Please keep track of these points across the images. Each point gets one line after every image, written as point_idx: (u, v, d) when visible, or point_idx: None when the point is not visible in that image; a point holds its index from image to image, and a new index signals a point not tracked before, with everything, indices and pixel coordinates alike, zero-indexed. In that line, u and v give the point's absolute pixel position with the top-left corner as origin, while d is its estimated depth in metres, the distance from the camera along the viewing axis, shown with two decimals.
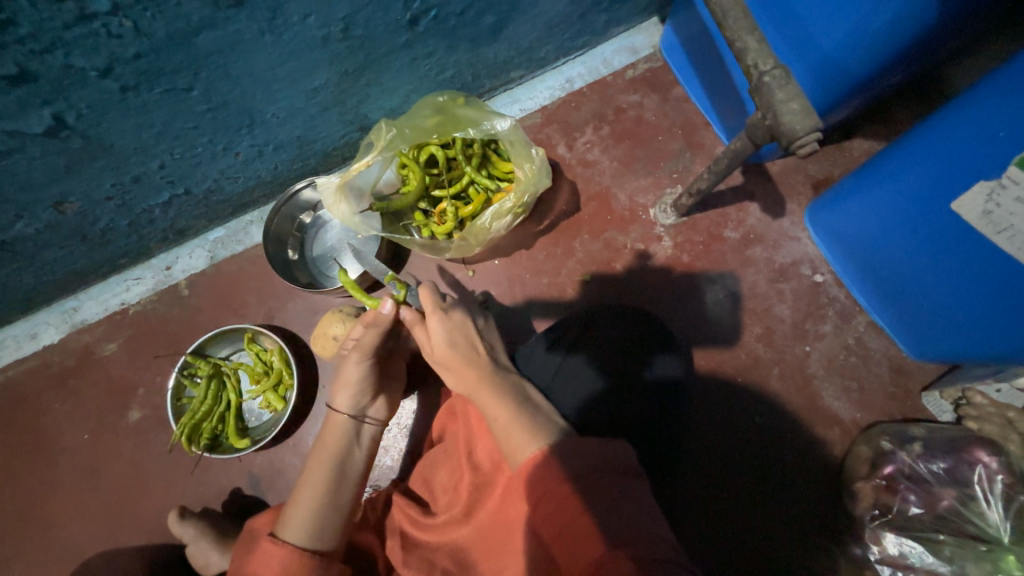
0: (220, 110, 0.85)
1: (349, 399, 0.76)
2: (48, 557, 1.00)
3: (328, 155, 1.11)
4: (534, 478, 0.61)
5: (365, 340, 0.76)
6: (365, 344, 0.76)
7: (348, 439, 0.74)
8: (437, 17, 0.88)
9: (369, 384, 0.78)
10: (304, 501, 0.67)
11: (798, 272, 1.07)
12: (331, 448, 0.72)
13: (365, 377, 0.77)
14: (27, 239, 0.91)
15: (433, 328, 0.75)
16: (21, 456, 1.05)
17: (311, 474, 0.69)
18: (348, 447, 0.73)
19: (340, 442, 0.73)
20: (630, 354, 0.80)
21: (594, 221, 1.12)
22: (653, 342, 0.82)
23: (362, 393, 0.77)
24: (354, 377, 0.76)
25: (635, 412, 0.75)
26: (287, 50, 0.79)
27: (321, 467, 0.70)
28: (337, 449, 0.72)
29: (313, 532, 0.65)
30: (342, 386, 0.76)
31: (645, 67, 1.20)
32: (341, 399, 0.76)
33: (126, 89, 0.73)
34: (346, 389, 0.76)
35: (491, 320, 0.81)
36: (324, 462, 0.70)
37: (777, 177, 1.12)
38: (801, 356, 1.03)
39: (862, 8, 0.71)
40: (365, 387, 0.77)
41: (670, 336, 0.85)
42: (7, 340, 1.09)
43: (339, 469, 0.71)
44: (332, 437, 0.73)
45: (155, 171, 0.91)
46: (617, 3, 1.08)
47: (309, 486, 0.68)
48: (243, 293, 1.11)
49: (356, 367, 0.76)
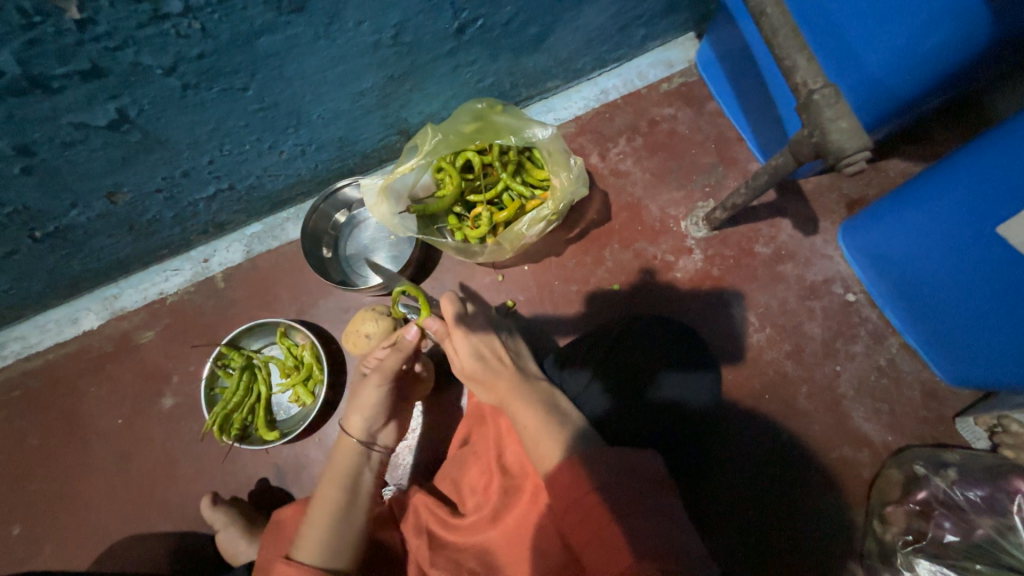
0: (270, 110, 0.87)
1: (362, 421, 0.76)
2: (79, 537, 1.03)
3: (367, 157, 1.14)
4: (561, 481, 0.61)
5: (388, 363, 0.77)
6: (388, 367, 0.76)
7: (359, 457, 0.75)
8: (483, 26, 0.91)
9: (383, 406, 0.78)
10: (318, 520, 0.68)
11: (830, 289, 1.06)
12: (342, 468, 0.73)
13: (381, 401, 0.78)
14: (78, 227, 0.95)
15: (455, 340, 0.76)
16: (57, 437, 1.08)
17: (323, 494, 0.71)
18: (361, 462, 0.74)
19: (350, 460, 0.74)
20: (663, 365, 0.81)
21: (624, 231, 1.13)
22: (685, 355, 0.83)
23: (374, 416, 0.78)
24: (372, 401, 0.77)
25: (665, 421, 0.76)
26: (339, 55, 0.82)
27: (333, 487, 0.71)
28: (347, 470, 0.73)
29: (325, 552, 0.65)
30: (352, 408, 0.78)
31: (680, 81, 1.21)
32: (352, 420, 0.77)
33: (187, 87, 0.76)
34: (362, 410, 0.77)
35: (523, 346, 0.84)
36: (335, 481, 0.72)
37: (811, 195, 1.11)
38: (831, 375, 1.02)
39: (910, 29, 0.71)
40: (380, 411, 0.78)
41: (701, 351, 0.85)
42: (49, 323, 1.13)
43: (350, 489, 0.72)
44: (342, 460, 0.74)
45: (204, 166, 0.94)
46: (657, 17, 1.10)
47: (322, 507, 0.69)
48: (276, 287, 1.14)
49: (374, 392, 0.77)
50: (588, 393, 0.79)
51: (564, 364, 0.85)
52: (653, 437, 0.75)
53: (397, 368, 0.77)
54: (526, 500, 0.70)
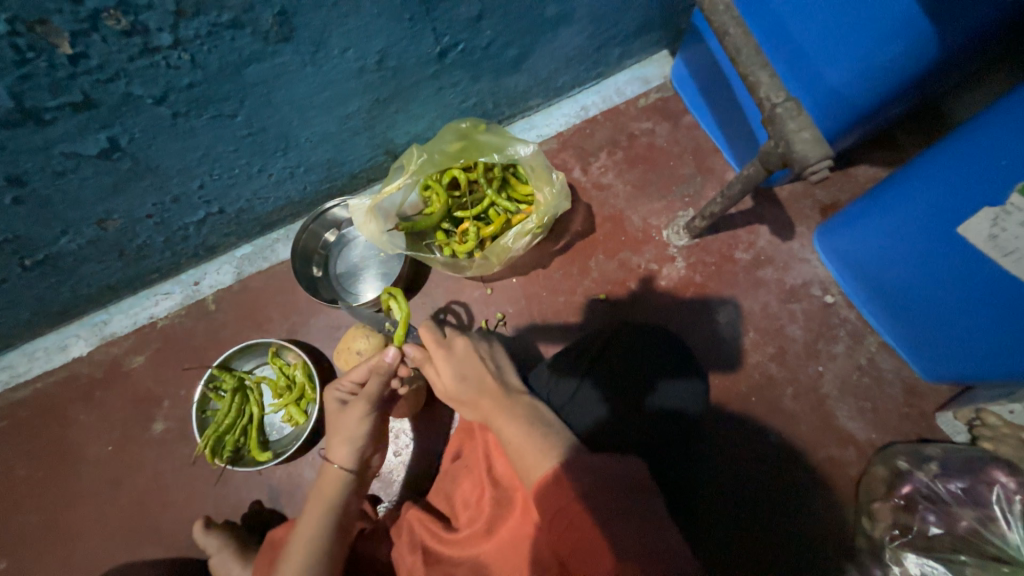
0: (259, 135, 0.90)
1: (350, 452, 0.75)
2: (67, 569, 1.00)
3: (356, 177, 1.15)
4: (547, 492, 0.63)
5: (371, 388, 0.77)
6: (365, 395, 0.76)
7: (343, 491, 0.74)
8: (464, 50, 0.95)
9: (368, 436, 0.76)
10: (291, 560, 0.68)
11: (809, 292, 1.09)
12: (325, 498, 0.73)
13: (368, 431, 0.76)
14: (68, 254, 0.95)
15: (438, 362, 0.78)
16: (43, 467, 1.06)
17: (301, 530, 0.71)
18: (344, 495, 0.74)
19: (331, 491, 0.73)
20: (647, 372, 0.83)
21: (609, 242, 1.15)
22: (668, 364, 0.85)
23: (364, 445, 0.76)
24: (359, 432, 0.75)
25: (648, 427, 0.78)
26: (325, 80, 0.85)
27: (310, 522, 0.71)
28: (333, 499, 0.73)
29: None
30: (335, 439, 0.75)
31: (657, 97, 1.26)
32: (335, 450, 0.75)
33: (177, 115, 0.79)
34: (347, 442, 0.75)
35: (502, 349, 0.83)
36: (316, 515, 0.72)
37: (786, 202, 1.15)
38: (814, 375, 1.04)
39: (864, 45, 0.76)
40: (367, 440, 0.76)
41: (682, 360, 0.86)
42: (38, 352, 1.12)
43: (335, 521, 0.72)
44: (329, 487, 0.73)
45: (194, 191, 0.96)
46: (631, 37, 1.15)
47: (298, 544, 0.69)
48: (267, 308, 1.15)
49: (363, 421, 0.75)
50: (575, 404, 0.80)
51: (553, 375, 0.86)
52: (636, 443, 0.77)
53: (380, 393, 0.77)
54: (519, 514, 0.70)
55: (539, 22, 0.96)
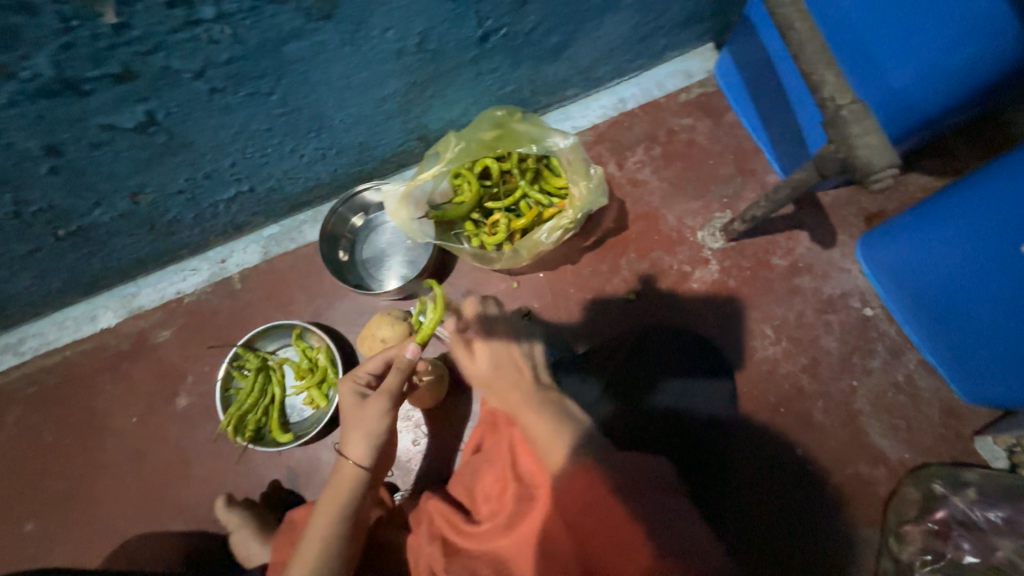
0: (293, 114, 0.88)
1: (368, 450, 0.70)
2: (90, 535, 1.02)
3: (386, 162, 1.13)
4: (574, 490, 0.62)
5: (388, 384, 0.72)
6: (383, 391, 0.71)
7: (357, 487, 0.70)
8: (507, 35, 0.91)
9: (388, 434, 0.72)
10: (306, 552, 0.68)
11: (847, 303, 1.06)
12: (338, 493, 0.70)
13: (387, 429, 0.72)
14: (100, 226, 0.95)
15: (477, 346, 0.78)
16: (71, 433, 1.07)
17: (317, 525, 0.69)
18: (357, 493, 0.70)
19: (346, 487, 0.70)
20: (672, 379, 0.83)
21: (641, 241, 1.12)
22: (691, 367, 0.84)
23: (382, 443, 0.72)
24: (379, 430, 0.71)
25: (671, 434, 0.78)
26: (364, 60, 0.83)
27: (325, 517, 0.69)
28: (347, 496, 0.70)
29: None
30: (349, 433, 0.71)
31: (699, 92, 1.21)
32: (350, 445, 0.71)
33: (214, 91, 0.77)
34: (365, 439, 0.70)
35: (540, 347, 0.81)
36: (328, 511, 0.69)
37: (829, 208, 1.11)
38: (848, 390, 1.01)
39: (935, 47, 0.71)
40: (386, 438, 0.72)
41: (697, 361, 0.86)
42: (68, 321, 1.13)
43: (347, 519, 0.69)
44: (343, 484, 0.70)
45: (226, 168, 0.94)
46: (678, 27, 1.11)
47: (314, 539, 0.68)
48: (293, 289, 1.14)
49: (383, 418, 0.71)
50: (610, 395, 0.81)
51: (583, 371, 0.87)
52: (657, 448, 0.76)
53: (400, 390, 0.73)
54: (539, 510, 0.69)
55: (586, 8, 0.92)
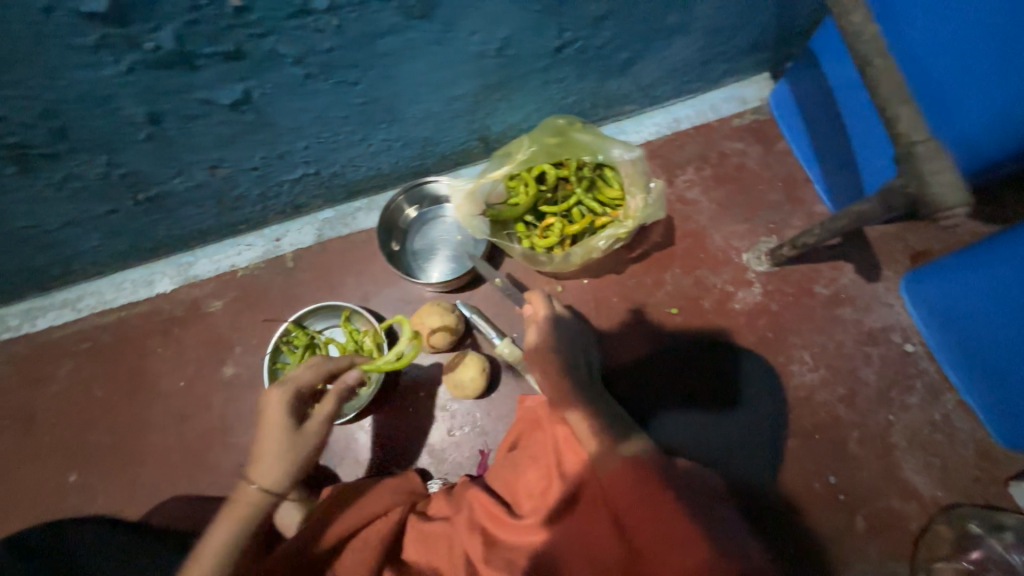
0: (370, 105, 0.91)
1: (279, 475, 0.71)
2: (126, 492, 1.05)
3: (445, 158, 1.17)
4: (630, 484, 0.69)
5: (323, 411, 0.76)
6: (314, 419, 0.75)
7: (253, 519, 0.70)
8: (581, 47, 0.95)
9: (302, 461, 0.73)
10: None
11: (887, 337, 1.07)
12: (231, 522, 0.69)
13: (301, 455, 0.73)
14: (175, 195, 0.99)
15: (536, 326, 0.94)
16: (119, 391, 1.11)
17: (202, 557, 0.66)
18: (256, 523, 0.70)
19: (238, 517, 0.69)
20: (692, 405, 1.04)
21: (687, 257, 1.14)
22: (723, 388, 1.05)
23: (292, 471, 0.72)
24: (296, 454, 0.72)
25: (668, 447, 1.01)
26: (447, 60, 0.87)
27: (211, 549, 0.67)
28: (242, 520, 0.69)
29: None
30: (264, 459, 0.71)
31: (752, 118, 1.25)
32: (262, 472, 0.71)
33: (307, 76, 0.81)
34: (277, 461, 0.71)
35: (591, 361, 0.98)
36: (221, 533, 0.68)
37: (875, 242, 1.12)
38: (884, 424, 1.01)
39: (1012, 94, 0.73)
40: (299, 465, 0.73)
41: (739, 391, 1.05)
42: (126, 283, 1.17)
43: (235, 543, 0.68)
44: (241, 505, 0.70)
45: (299, 151, 0.98)
46: (739, 54, 1.14)
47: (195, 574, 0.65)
48: (343, 273, 1.18)
49: (301, 441, 0.73)
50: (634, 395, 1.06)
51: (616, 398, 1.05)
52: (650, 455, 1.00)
53: (330, 416, 0.76)
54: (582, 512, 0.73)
55: (659, 28, 0.96)
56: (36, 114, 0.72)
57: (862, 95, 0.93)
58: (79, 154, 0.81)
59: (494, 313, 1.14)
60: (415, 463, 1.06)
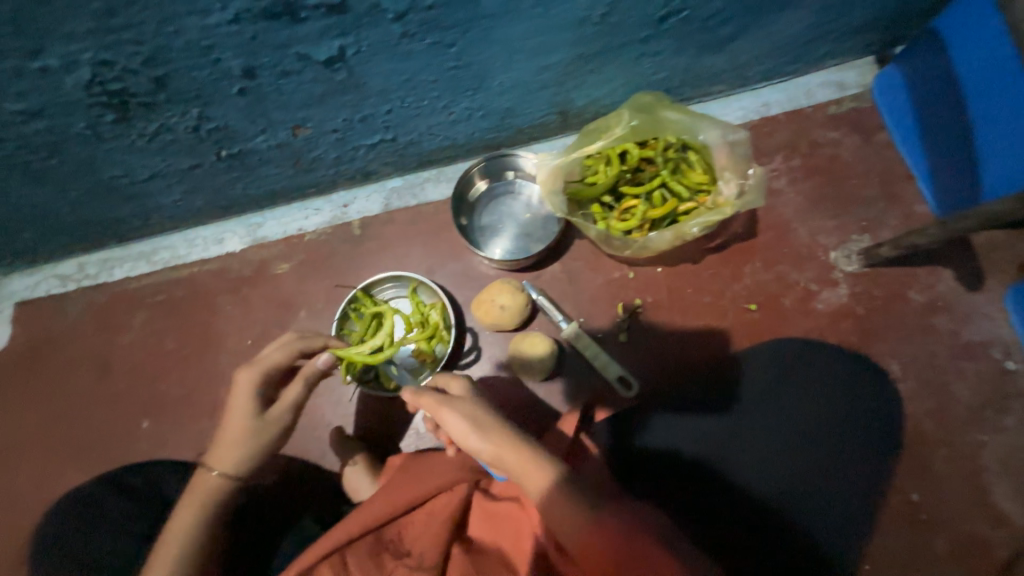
0: (462, 69, 0.88)
1: (227, 457, 0.75)
2: (196, 442, 1.08)
3: (520, 132, 1.13)
4: (599, 555, 0.59)
5: (285, 398, 0.78)
6: (281, 404, 0.78)
7: (215, 499, 0.75)
8: (686, 18, 0.88)
9: (260, 446, 0.77)
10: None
11: (986, 352, 0.99)
12: (194, 505, 0.74)
13: (248, 438, 0.76)
14: (256, 153, 0.99)
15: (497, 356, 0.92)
16: (190, 345, 1.14)
17: (166, 542, 0.72)
18: (218, 501, 0.75)
19: (203, 498, 0.75)
20: (776, 436, 0.82)
21: (768, 252, 1.08)
22: (825, 405, 0.84)
23: (241, 455, 0.76)
24: (231, 435, 0.76)
25: (711, 482, 0.80)
26: (548, 25, 0.82)
27: (176, 534, 0.72)
28: (203, 499, 0.74)
29: None
30: (225, 446, 0.75)
31: (850, 106, 1.15)
32: (221, 456, 0.75)
33: (404, 35, 0.78)
34: (230, 448, 0.75)
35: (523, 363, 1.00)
36: (188, 512, 0.73)
37: (981, 249, 1.03)
38: (975, 443, 0.95)
39: None
40: (251, 449, 0.76)
41: (799, 417, 0.84)
42: (197, 240, 1.19)
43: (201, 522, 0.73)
44: (202, 487, 0.75)
45: (382, 115, 0.96)
46: (848, 34, 1.04)
47: (160, 560, 0.70)
48: (409, 244, 1.16)
49: (246, 425, 0.76)
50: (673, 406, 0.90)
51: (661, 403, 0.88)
52: (678, 472, 0.81)
53: (291, 404, 0.78)
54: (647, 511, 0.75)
55: (771, 1, 0.88)
56: (141, 61, 0.71)
57: (1013, 80, 0.85)
58: (175, 105, 0.81)
59: (560, 295, 1.10)
60: None
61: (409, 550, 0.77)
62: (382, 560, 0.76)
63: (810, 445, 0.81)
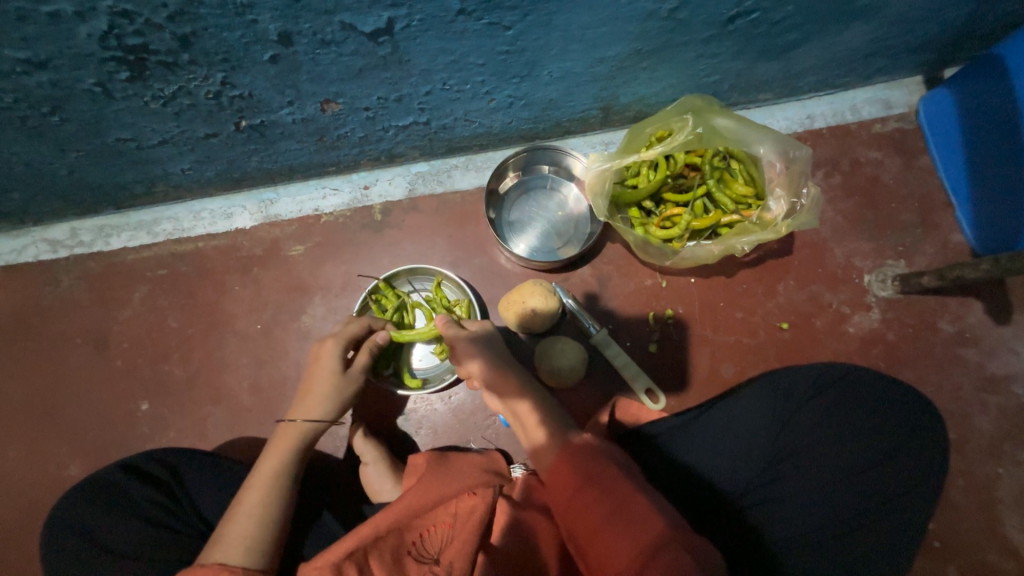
0: (514, 55, 0.81)
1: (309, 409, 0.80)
2: (199, 428, 1.03)
3: (558, 125, 1.07)
4: (570, 469, 0.64)
5: (359, 362, 0.84)
6: (358, 365, 0.83)
7: (299, 449, 0.79)
8: (754, 20, 0.82)
9: (343, 400, 0.82)
10: (244, 520, 0.70)
11: (1009, 387, 1.00)
12: (279, 453, 0.78)
13: (331, 390, 0.81)
14: (279, 126, 0.91)
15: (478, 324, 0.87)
16: (195, 325, 1.07)
17: (253, 487, 0.74)
18: (301, 451, 0.79)
19: (287, 447, 0.79)
20: (815, 470, 0.78)
21: (803, 270, 1.06)
22: (866, 446, 0.80)
23: (325, 406, 0.81)
24: (316, 389, 0.81)
25: (738, 505, 0.77)
26: (613, 15, 0.76)
27: (263, 478, 0.75)
28: (289, 448, 0.79)
29: (251, 546, 0.67)
30: (314, 398, 0.81)
31: (895, 126, 1.12)
32: (306, 409, 0.81)
33: (460, 13, 0.70)
34: (315, 401, 0.81)
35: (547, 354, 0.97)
36: (273, 463, 0.77)
37: (1013, 283, 1.03)
38: (991, 476, 0.96)
39: None
40: (334, 402, 0.81)
41: (848, 446, 0.79)
42: (203, 212, 1.11)
43: (284, 472, 0.76)
44: (284, 439, 0.79)
45: (419, 96, 0.89)
46: (907, 51, 1.01)
47: (250, 503, 0.72)
48: (433, 234, 1.11)
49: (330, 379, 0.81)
50: (717, 426, 0.82)
51: (699, 409, 0.84)
52: (705, 488, 0.79)
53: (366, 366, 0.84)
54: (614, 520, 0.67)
55: (845, 10, 0.83)
56: (167, 16, 0.63)
57: None
58: (197, 67, 0.73)
59: (590, 300, 1.07)
60: (494, 442, 1.03)
61: (436, 558, 0.74)
62: (403, 564, 0.73)
63: (843, 483, 0.77)
